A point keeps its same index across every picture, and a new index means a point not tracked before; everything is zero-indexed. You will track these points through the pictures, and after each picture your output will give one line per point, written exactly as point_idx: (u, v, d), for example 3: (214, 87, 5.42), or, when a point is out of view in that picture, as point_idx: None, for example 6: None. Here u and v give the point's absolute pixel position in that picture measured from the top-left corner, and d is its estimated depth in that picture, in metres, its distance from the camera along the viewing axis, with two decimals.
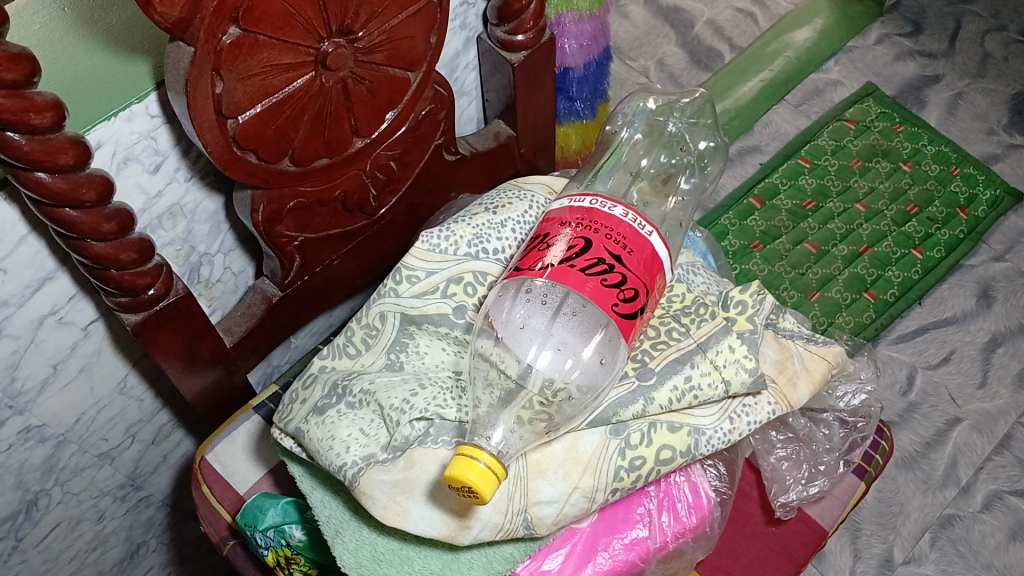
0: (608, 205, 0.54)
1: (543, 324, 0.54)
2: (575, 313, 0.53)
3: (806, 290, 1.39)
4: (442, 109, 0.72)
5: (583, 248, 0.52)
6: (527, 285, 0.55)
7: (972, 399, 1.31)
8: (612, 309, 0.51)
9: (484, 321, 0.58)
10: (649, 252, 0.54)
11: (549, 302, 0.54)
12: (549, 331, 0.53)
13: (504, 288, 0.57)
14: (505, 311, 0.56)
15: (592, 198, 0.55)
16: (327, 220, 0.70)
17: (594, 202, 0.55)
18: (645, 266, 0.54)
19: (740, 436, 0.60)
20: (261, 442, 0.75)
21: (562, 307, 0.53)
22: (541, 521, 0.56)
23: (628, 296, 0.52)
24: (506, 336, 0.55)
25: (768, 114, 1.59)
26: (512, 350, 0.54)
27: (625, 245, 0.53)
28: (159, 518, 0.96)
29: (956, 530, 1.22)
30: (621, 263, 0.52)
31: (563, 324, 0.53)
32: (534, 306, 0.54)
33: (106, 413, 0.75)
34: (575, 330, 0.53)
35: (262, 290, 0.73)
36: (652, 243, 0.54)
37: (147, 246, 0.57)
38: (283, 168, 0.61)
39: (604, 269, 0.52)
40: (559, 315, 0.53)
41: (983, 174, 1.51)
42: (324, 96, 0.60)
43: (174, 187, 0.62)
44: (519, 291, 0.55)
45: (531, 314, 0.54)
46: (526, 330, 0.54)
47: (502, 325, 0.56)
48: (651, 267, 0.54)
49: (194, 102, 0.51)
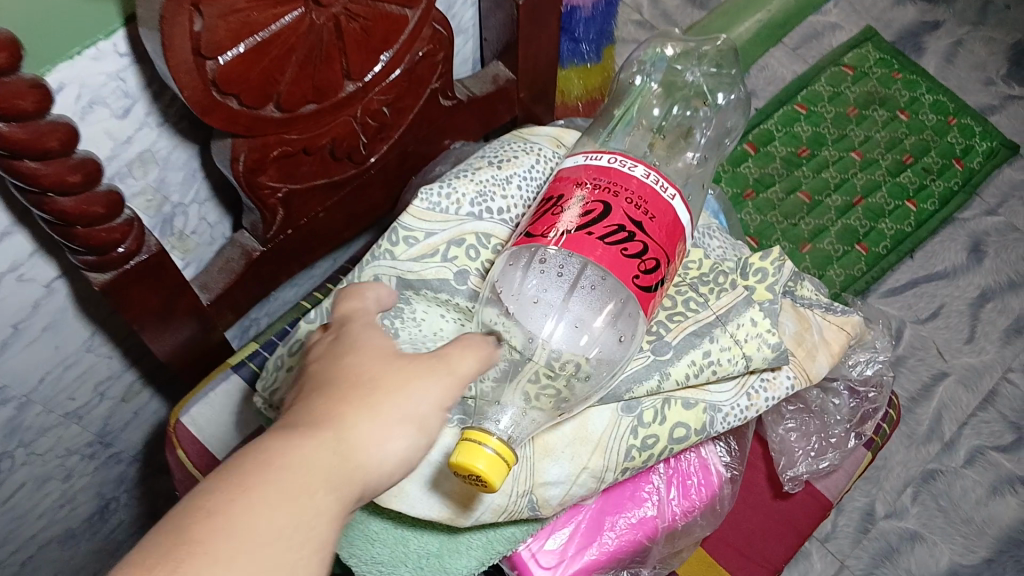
0: (627, 165, 0.48)
1: (558, 299, 0.49)
2: (593, 286, 0.48)
3: (797, 241, 1.36)
4: (440, 51, 0.66)
5: (602, 214, 0.47)
6: (539, 255, 0.49)
7: (959, 354, 1.30)
8: (632, 282, 0.46)
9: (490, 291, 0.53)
10: (671, 217, 0.48)
11: (565, 274, 0.49)
12: (565, 306, 0.49)
13: (512, 257, 0.52)
14: (515, 285, 0.51)
15: (611, 156, 0.49)
16: (313, 170, 0.64)
17: (613, 160, 0.49)
18: (668, 233, 0.48)
19: (757, 413, 0.57)
20: (242, 408, 0.71)
21: (579, 279, 0.48)
22: (546, 502, 0.53)
23: (649, 267, 0.47)
24: (514, 309, 0.50)
25: (764, 58, 1.53)
26: (523, 327, 0.50)
27: (646, 210, 0.47)
28: (130, 473, 0.92)
29: (938, 485, 1.22)
30: (642, 230, 0.47)
31: (581, 298, 0.49)
32: (549, 278, 0.49)
33: (73, 371, 0.70)
34: (594, 304, 0.49)
35: (240, 244, 0.67)
36: (674, 207, 0.49)
37: (116, 198, 0.51)
38: (267, 114, 0.55)
39: (624, 238, 0.46)
40: (576, 289, 0.49)
41: (979, 126, 1.47)
42: (314, 36, 0.53)
43: (146, 132, 0.56)
44: (531, 261, 0.50)
45: (544, 289, 0.49)
46: (538, 306, 0.49)
47: (510, 297, 0.51)
48: (673, 234, 0.49)
49: (170, 40, 0.45)
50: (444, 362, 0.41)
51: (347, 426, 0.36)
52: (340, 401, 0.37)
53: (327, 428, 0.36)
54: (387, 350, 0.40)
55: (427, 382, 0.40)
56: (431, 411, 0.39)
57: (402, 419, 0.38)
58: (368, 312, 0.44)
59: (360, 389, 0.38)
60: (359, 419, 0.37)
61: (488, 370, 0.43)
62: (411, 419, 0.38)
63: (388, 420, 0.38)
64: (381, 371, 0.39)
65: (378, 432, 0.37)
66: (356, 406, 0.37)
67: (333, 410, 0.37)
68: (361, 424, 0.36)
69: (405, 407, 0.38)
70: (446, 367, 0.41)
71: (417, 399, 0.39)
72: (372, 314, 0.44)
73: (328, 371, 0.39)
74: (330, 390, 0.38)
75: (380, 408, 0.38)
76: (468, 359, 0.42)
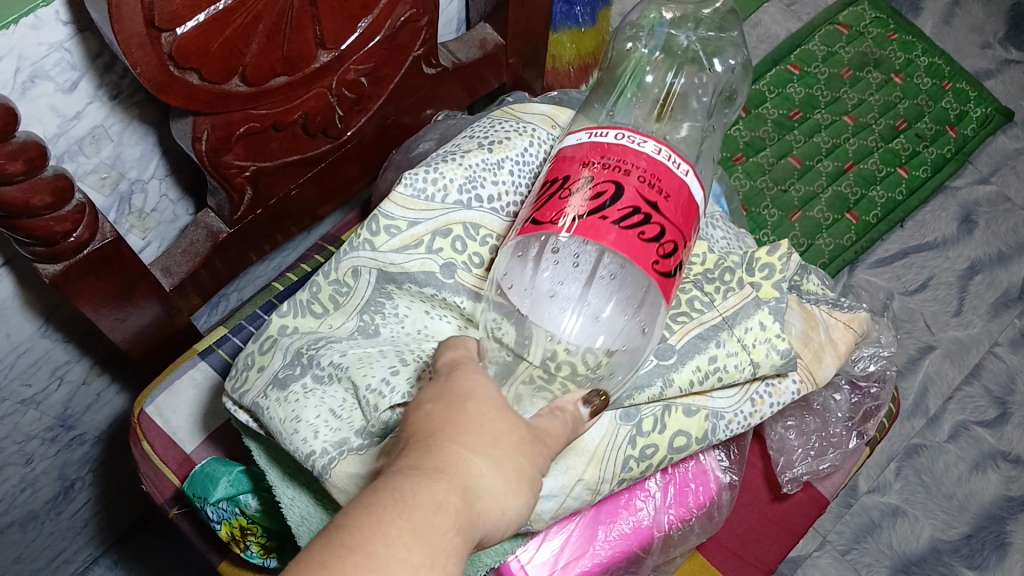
0: (638, 141, 0.43)
1: (576, 291, 0.46)
2: (613, 275, 0.46)
3: (788, 209, 1.32)
4: (424, 15, 0.60)
5: (614, 195, 0.42)
6: (551, 245, 0.46)
7: (946, 327, 1.29)
8: (653, 267, 0.42)
9: (494, 290, 0.48)
10: (686, 197, 0.44)
11: (582, 264, 0.46)
12: (586, 299, 0.46)
13: (517, 247, 0.48)
14: (522, 280, 0.47)
15: (620, 131, 0.44)
16: (284, 145, 0.58)
17: (621, 135, 0.44)
18: (685, 213, 0.44)
19: (761, 420, 0.54)
20: (212, 398, 0.67)
21: (598, 269, 0.46)
22: (538, 516, 0.49)
23: (667, 251, 0.43)
24: (526, 305, 0.46)
25: (758, 13, 1.46)
26: (537, 325, 0.45)
27: (660, 189, 0.43)
28: (94, 454, 0.88)
29: (920, 460, 1.21)
30: (658, 211, 0.42)
31: (600, 289, 0.46)
32: (564, 269, 0.46)
33: (27, 358, 0.65)
34: (615, 294, 0.46)
35: (206, 225, 0.62)
36: (688, 184, 0.44)
37: (64, 185, 0.46)
38: (232, 88, 0.50)
39: (641, 220, 0.42)
40: (595, 279, 0.46)
41: (975, 91, 1.43)
42: (284, 1, 0.48)
43: (97, 106, 0.50)
44: (542, 255, 0.46)
45: (561, 282, 0.46)
46: (556, 300, 0.45)
47: (516, 296, 0.47)
48: (689, 214, 0.44)
49: (118, 10, 0.40)
50: (548, 421, 0.40)
51: (466, 469, 0.34)
52: (457, 441, 0.35)
53: (451, 471, 0.34)
54: (500, 394, 0.39)
55: (536, 437, 0.38)
56: (540, 465, 0.38)
57: (516, 469, 0.36)
58: (471, 351, 0.42)
59: (476, 428, 0.36)
60: (478, 463, 0.35)
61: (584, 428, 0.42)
62: (525, 471, 0.37)
63: (503, 467, 0.36)
64: (498, 414, 0.37)
65: (495, 480, 0.35)
66: (474, 449, 0.35)
67: (452, 450, 0.35)
68: (479, 469, 0.35)
69: (518, 458, 0.36)
70: (550, 425, 0.40)
71: (528, 451, 0.37)
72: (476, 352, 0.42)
73: (439, 409, 0.37)
74: (445, 429, 0.36)
75: (496, 453, 0.36)
76: (567, 418, 0.41)
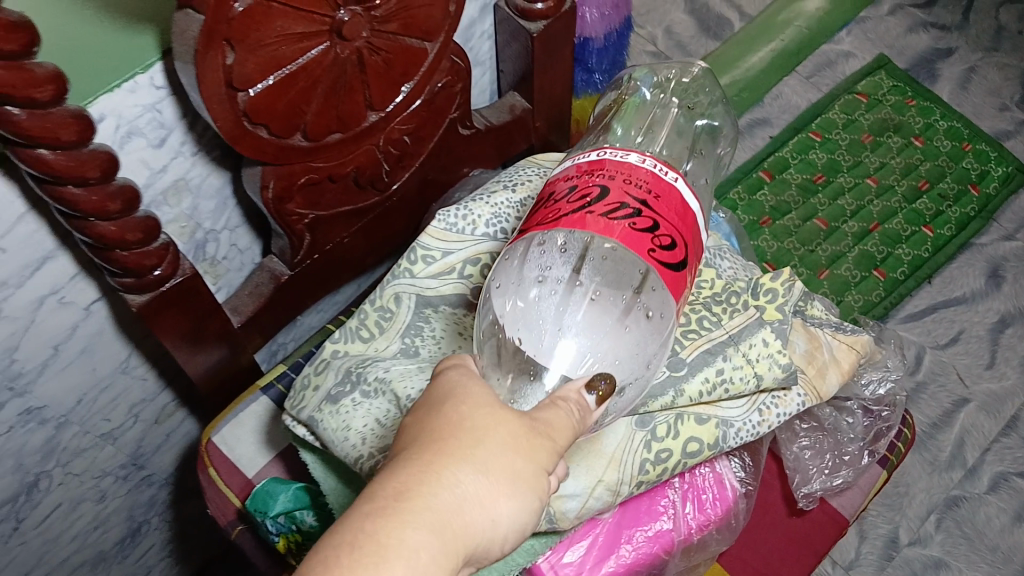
0: (620, 154, 0.48)
1: (566, 274, 0.48)
2: (603, 258, 0.49)
3: (815, 267, 1.37)
4: (459, 81, 0.69)
5: (600, 194, 0.46)
6: (538, 238, 0.49)
7: (980, 380, 1.30)
8: (650, 255, 0.44)
9: (486, 302, 0.50)
10: (678, 199, 0.47)
11: (570, 248, 0.49)
12: (577, 280, 0.49)
13: (508, 250, 0.50)
14: (514, 275, 0.49)
15: (601, 151, 0.49)
16: (338, 196, 0.67)
17: (606, 155, 0.48)
18: (676, 211, 0.47)
19: (769, 429, 0.58)
20: (271, 427, 0.73)
21: (586, 253, 0.49)
22: (564, 516, 0.54)
23: (663, 243, 0.45)
24: (514, 317, 0.47)
25: (778, 86, 1.55)
26: (527, 324, 0.47)
27: (648, 189, 0.46)
28: (161, 497, 0.95)
29: (961, 511, 1.21)
30: (648, 207, 0.46)
31: (592, 270, 0.49)
32: (554, 257, 0.49)
33: (108, 394, 0.73)
34: (606, 277, 0.49)
35: (270, 269, 0.70)
36: (678, 189, 0.48)
37: (152, 225, 0.54)
38: (294, 143, 0.58)
39: (630, 213, 0.45)
40: (584, 262, 0.49)
41: (995, 152, 1.48)
42: (338, 68, 0.56)
43: (179, 161, 0.59)
44: (530, 250, 0.49)
45: (550, 266, 0.48)
46: (545, 284, 0.48)
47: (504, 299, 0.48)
48: (684, 217, 0.48)
49: (203, 73, 0.48)
50: (549, 416, 0.39)
51: (446, 482, 0.35)
52: (437, 455, 0.36)
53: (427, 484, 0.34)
54: (490, 398, 0.39)
55: (533, 438, 0.38)
56: (537, 466, 0.38)
57: (505, 475, 0.37)
58: (466, 363, 0.43)
59: (457, 439, 0.37)
60: (459, 474, 0.35)
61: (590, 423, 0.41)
62: (517, 474, 0.37)
63: (489, 476, 0.36)
64: (483, 421, 0.38)
65: (478, 489, 0.35)
66: (456, 461, 0.36)
67: (430, 464, 0.35)
68: (461, 482, 0.35)
69: (509, 462, 0.37)
70: (552, 421, 0.39)
71: (521, 453, 0.37)
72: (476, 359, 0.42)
73: (423, 422, 0.38)
74: (426, 443, 0.36)
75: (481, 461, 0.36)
76: (571, 413, 0.40)
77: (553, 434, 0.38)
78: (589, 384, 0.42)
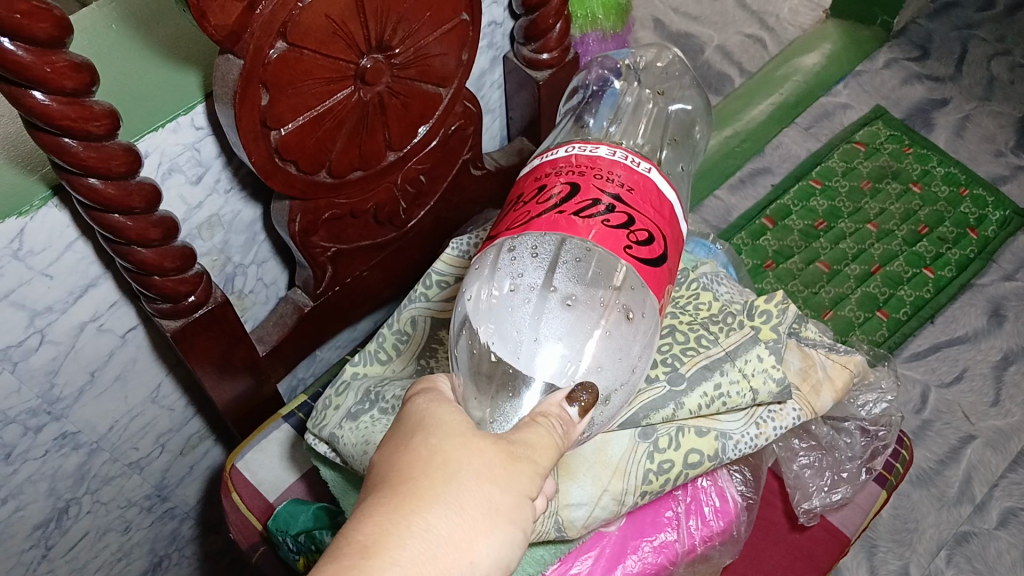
0: (590, 149, 0.53)
1: (539, 278, 0.52)
2: (574, 259, 0.53)
3: (819, 309, 1.29)
4: (470, 125, 0.74)
5: (575, 193, 0.50)
6: (508, 245, 0.54)
7: (985, 417, 1.21)
8: (627, 251, 0.49)
9: (464, 311, 0.54)
10: (651, 187, 0.53)
11: (541, 254, 0.53)
12: (549, 285, 0.52)
13: (479, 262, 0.55)
14: (489, 283, 0.53)
15: (571, 147, 0.54)
16: (358, 231, 0.72)
17: (575, 150, 0.53)
18: (647, 201, 0.52)
19: (767, 441, 0.62)
20: (294, 453, 0.76)
21: (558, 257, 0.53)
22: (572, 524, 0.57)
23: (640, 238, 0.50)
24: (490, 325, 0.51)
25: (778, 138, 1.52)
26: (503, 332, 0.50)
27: (621, 184, 0.51)
28: (183, 531, 0.98)
29: (972, 547, 1.11)
30: (621, 204, 0.50)
31: (565, 273, 0.53)
32: (526, 262, 0.53)
33: (138, 422, 0.77)
34: (578, 277, 0.53)
35: (294, 301, 0.75)
36: (651, 179, 0.53)
37: (189, 254, 0.58)
38: (320, 179, 0.63)
39: (604, 210, 0.50)
40: (556, 267, 0.53)
41: (993, 195, 1.41)
42: (361, 110, 0.62)
43: (214, 198, 0.64)
44: (501, 255, 0.54)
45: (522, 274, 0.52)
46: (518, 293, 0.51)
47: (480, 307, 0.53)
48: (657, 204, 0.53)
49: (241, 112, 0.53)
50: (528, 437, 0.40)
51: (420, 525, 0.35)
52: (407, 498, 0.36)
53: (400, 530, 0.35)
54: (461, 429, 0.40)
55: (508, 465, 0.39)
56: (514, 495, 0.39)
57: (480, 509, 0.37)
58: (434, 389, 0.44)
59: (428, 479, 0.37)
60: (432, 515, 0.36)
61: (576, 433, 0.43)
62: (492, 506, 0.38)
63: (464, 511, 0.37)
64: (453, 458, 0.38)
65: (451, 530, 0.36)
66: (427, 501, 0.36)
67: (401, 510, 0.36)
68: (433, 523, 0.36)
69: (483, 494, 0.38)
70: (529, 441, 0.40)
71: (494, 484, 0.38)
72: (443, 396, 0.43)
73: (392, 465, 0.39)
74: (396, 487, 0.37)
75: (452, 499, 0.37)
76: (553, 430, 0.41)
77: (533, 456, 0.39)
78: (570, 396, 0.43)
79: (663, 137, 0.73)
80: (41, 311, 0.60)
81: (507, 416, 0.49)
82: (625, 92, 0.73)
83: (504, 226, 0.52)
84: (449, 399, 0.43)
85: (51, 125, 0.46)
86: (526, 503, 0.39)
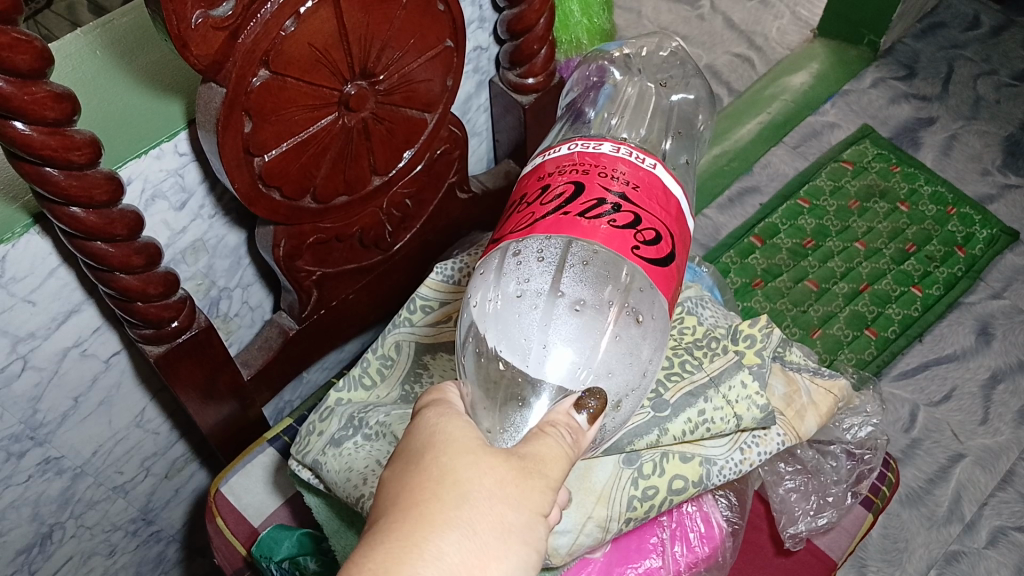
0: (593, 146, 0.54)
1: (547, 283, 0.52)
2: (584, 264, 0.53)
3: (807, 328, 1.29)
4: (456, 149, 0.75)
5: (578, 195, 0.51)
6: (513, 248, 0.53)
7: (974, 436, 1.20)
8: (634, 251, 0.49)
9: (470, 317, 0.55)
10: (657, 184, 0.53)
11: (547, 257, 0.53)
12: (557, 290, 0.52)
13: (484, 265, 0.55)
14: (494, 289, 0.53)
15: (574, 144, 0.55)
16: (344, 255, 0.72)
17: (577, 148, 0.54)
18: (653, 199, 0.52)
19: (752, 467, 0.62)
20: (277, 476, 0.75)
21: (566, 259, 0.53)
22: (556, 552, 0.56)
23: (648, 238, 0.50)
24: (497, 331, 0.52)
25: (766, 155, 1.51)
26: (510, 339, 0.51)
27: (627, 180, 0.52)
28: (169, 554, 0.97)
29: (962, 567, 1.10)
30: (628, 203, 0.51)
31: (571, 277, 0.53)
32: (532, 268, 0.52)
33: (123, 446, 0.77)
34: (587, 281, 0.53)
35: (279, 324, 0.75)
36: (656, 175, 0.53)
37: (172, 279, 0.58)
38: (304, 205, 0.63)
39: (609, 211, 0.50)
40: (565, 268, 0.53)
41: (980, 214, 1.41)
42: (345, 136, 0.62)
43: (198, 223, 0.64)
44: (505, 259, 0.54)
45: (528, 279, 0.52)
46: (526, 298, 0.52)
47: (486, 314, 0.53)
48: (664, 201, 0.53)
49: (223, 141, 0.53)
50: (537, 449, 0.40)
51: (434, 552, 0.35)
52: (417, 523, 0.36)
53: (413, 560, 0.34)
54: (471, 446, 0.40)
55: (520, 483, 0.39)
56: (527, 515, 0.38)
57: (492, 533, 0.37)
58: (446, 400, 0.44)
59: (440, 501, 0.37)
60: (443, 540, 0.35)
61: (586, 441, 0.43)
62: (506, 529, 0.37)
63: (476, 535, 0.36)
64: (463, 480, 0.38)
65: (464, 555, 0.35)
66: (439, 526, 0.36)
67: (413, 537, 0.35)
68: (445, 549, 0.35)
69: (496, 517, 0.37)
70: (540, 455, 0.40)
71: (507, 506, 0.38)
72: (453, 409, 0.43)
73: (403, 486, 0.38)
74: (407, 511, 0.36)
75: (464, 522, 0.36)
76: (561, 440, 0.41)
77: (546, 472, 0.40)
78: (578, 404, 0.44)
79: (666, 126, 0.72)
80: (24, 338, 0.59)
81: (517, 427, 0.48)
82: (625, 84, 0.73)
83: (507, 229, 0.53)
84: (459, 415, 0.42)
85: (33, 155, 0.46)
86: (538, 523, 0.38)
